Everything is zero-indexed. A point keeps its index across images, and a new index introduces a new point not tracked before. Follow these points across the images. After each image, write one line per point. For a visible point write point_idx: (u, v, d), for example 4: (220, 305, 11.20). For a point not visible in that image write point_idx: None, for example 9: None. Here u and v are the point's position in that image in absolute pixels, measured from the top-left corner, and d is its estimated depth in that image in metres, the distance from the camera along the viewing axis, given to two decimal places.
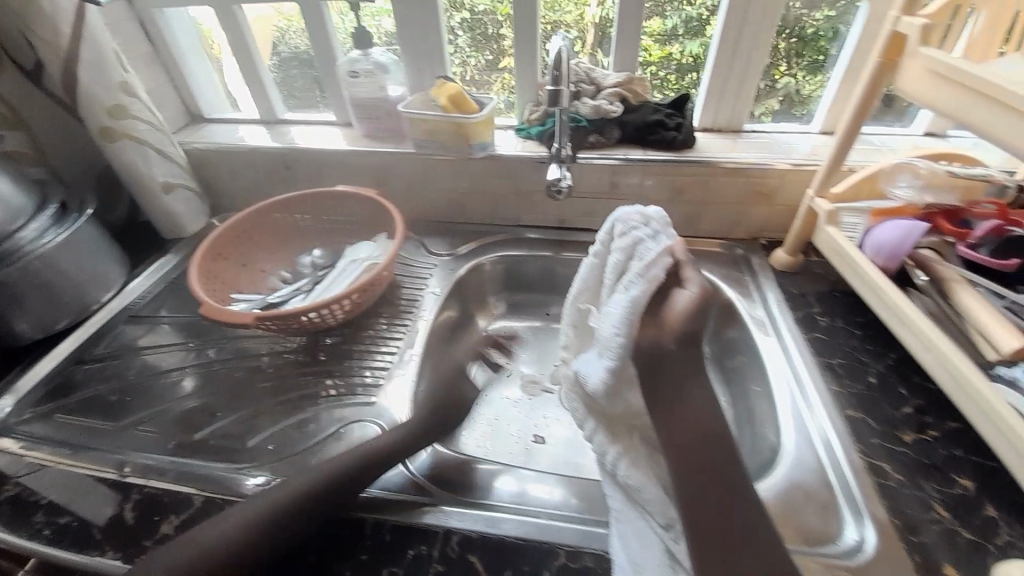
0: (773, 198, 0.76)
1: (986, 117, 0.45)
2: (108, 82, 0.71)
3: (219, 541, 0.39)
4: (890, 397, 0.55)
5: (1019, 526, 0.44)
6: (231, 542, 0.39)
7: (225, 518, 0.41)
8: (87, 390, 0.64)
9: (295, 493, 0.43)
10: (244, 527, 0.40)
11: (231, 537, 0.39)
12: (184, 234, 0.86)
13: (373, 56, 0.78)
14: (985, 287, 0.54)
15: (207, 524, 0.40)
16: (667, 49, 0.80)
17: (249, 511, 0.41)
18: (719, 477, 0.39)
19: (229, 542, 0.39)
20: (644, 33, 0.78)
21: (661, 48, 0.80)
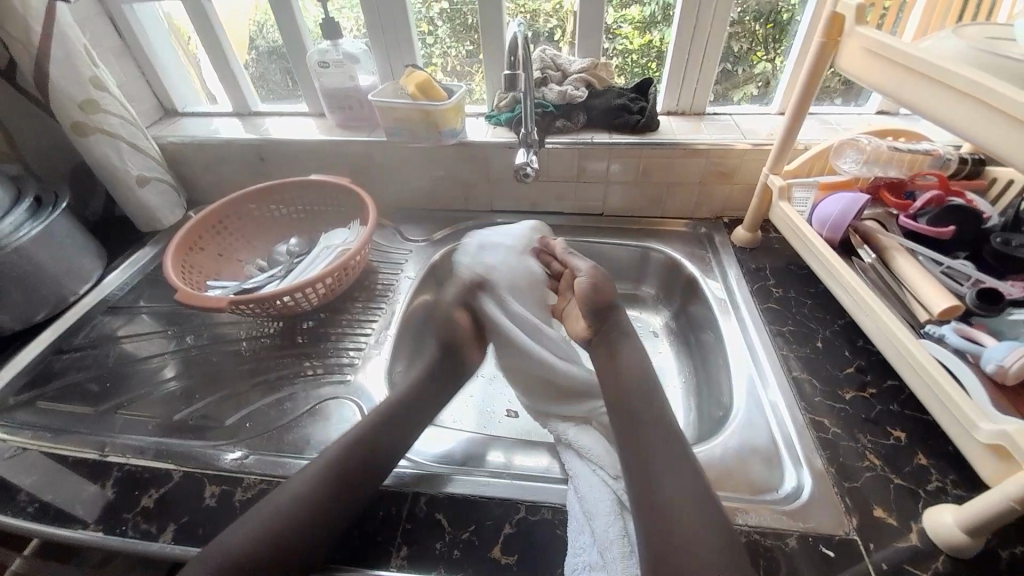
0: (733, 177, 0.79)
1: (915, 92, 0.48)
2: (80, 77, 0.72)
3: (255, 541, 0.40)
4: (834, 360, 0.60)
5: (949, 472, 0.48)
6: (266, 541, 0.40)
7: (251, 518, 0.41)
8: (65, 379, 0.66)
9: (330, 487, 0.44)
10: (271, 522, 0.41)
11: (261, 535, 0.40)
12: (161, 226, 0.87)
13: (343, 45, 0.78)
14: (924, 254, 0.58)
15: (245, 522, 0.41)
16: (649, 36, 0.82)
17: (284, 511, 0.42)
18: (652, 429, 0.48)
19: (258, 538, 0.39)
20: (623, 20, 0.80)
21: (642, 36, 0.82)
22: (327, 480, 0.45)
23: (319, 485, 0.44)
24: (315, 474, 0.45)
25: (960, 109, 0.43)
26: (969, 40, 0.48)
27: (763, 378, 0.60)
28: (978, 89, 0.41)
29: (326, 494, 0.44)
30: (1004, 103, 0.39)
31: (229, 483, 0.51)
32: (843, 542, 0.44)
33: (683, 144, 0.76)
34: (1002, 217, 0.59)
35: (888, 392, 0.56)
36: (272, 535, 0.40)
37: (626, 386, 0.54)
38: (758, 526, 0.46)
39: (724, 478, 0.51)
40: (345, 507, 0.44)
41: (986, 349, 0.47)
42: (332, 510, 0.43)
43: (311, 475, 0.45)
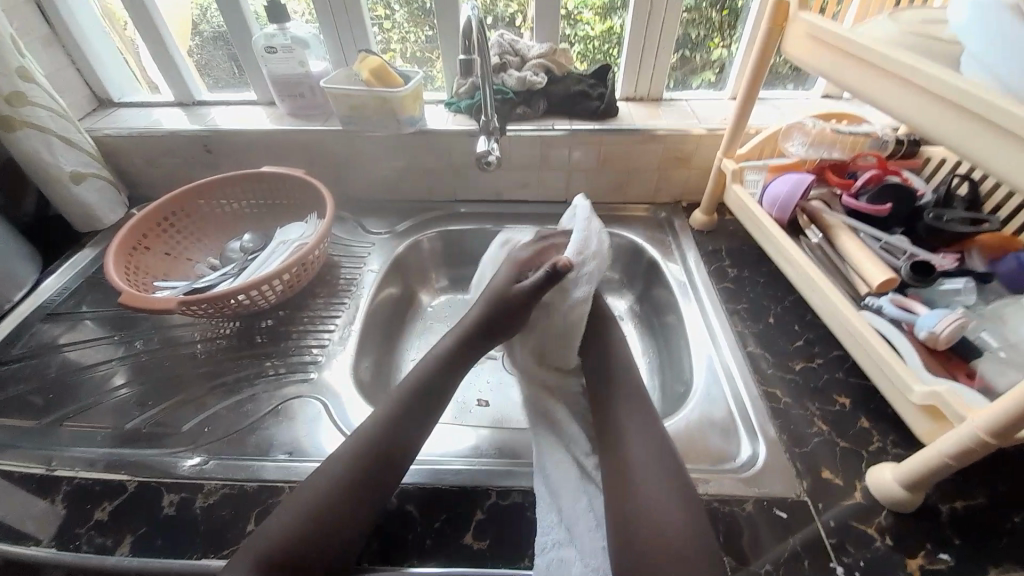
0: (690, 161, 0.81)
1: (853, 76, 0.50)
2: (6, 68, 0.66)
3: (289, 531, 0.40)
4: (785, 334, 0.63)
5: (888, 433, 0.52)
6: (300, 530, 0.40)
7: (283, 512, 0.41)
8: (4, 392, 0.61)
9: (349, 475, 0.44)
10: (307, 516, 0.41)
11: (298, 528, 0.40)
12: (102, 226, 0.82)
13: (291, 30, 0.75)
14: (864, 232, 0.61)
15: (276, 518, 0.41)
16: (610, 23, 0.82)
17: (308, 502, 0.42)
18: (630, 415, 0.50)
19: (295, 534, 0.40)
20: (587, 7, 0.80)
21: (604, 22, 0.82)
22: (362, 470, 0.44)
23: (353, 476, 0.44)
24: (349, 463, 0.44)
25: (895, 92, 0.45)
26: (902, 24, 0.50)
27: (721, 354, 0.63)
28: (911, 72, 0.43)
29: (361, 483, 0.43)
30: (936, 85, 0.41)
31: (188, 490, 0.50)
32: (795, 504, 0.47)
33: (642, 130, 0.78)
34: (934, 194, 0.63)
35: (834, 361, 0.60)
36: (308, 528, 0.40)
37: (616, 370, 0.56)
38: (717, 494, 0.48)
39: (687, 452, 0.53)
40: (376, 494, 0.44)
41: (920, 318, 0.50)
42: (367, 502, 0.43)
43: (343, 466, 0.44)
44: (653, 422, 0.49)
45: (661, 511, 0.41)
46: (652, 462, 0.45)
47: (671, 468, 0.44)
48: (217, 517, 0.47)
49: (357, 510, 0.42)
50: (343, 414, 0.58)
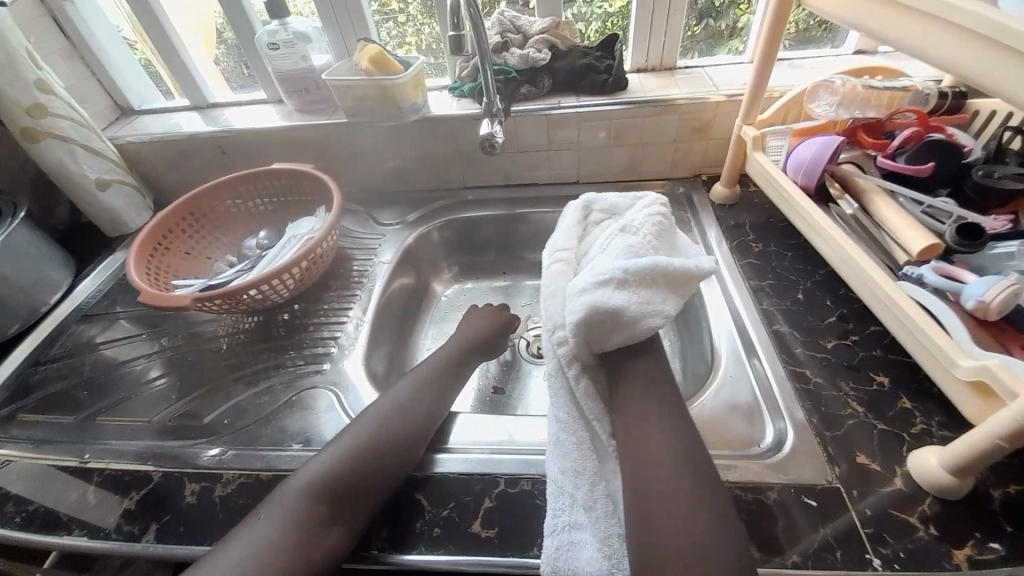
0: (708, 131, 0.76)
1: (882, 23, 0.45)
2: (24, 80, 0.69)
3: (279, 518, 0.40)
4: (814, 311, 0.59)
5: (933, 413, 0.48)
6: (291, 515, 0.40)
7: (280, 501, 0.42)
8: (46, 389, 0.65)
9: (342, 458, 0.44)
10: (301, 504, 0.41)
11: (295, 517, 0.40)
12: (130, 229, 0.85)
13: (292, 25, 0.76)
14: (903, 195, 0.56)
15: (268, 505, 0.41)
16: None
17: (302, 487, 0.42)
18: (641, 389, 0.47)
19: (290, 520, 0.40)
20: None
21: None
22: (359, 461, 0.45)
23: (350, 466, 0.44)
24: (344, 454, 0.45)
25: (932, 36, 0.41)
26: None
27: (744, 334, 0.59)
28: (948, 11, 0.38)
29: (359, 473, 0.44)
30: (977, 22, 0.36)
31: (208, 479, 0.51)
32: (825, 491, 0.44)
33: (654, 101, 0.74)
34: (984, 150, 0.57)
35: (870, 337, 0.55)
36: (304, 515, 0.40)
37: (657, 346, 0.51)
38: (740, 481, 0.45)
39: (710, 436, 0.50)
40: (376, 484, 0.44)
41: (967, 286, 0.45)
42: (365, 493, 0.43)
43: (339, 455, 0.45)
44: (667, 401, 0.46)
45: (681, 498, 0.38)
46: (673, 446, 0.42)
47: (692, 454, 0.42)
48: (235, 505, 0.49)
49: (355, 499, 0.43)
50: (356, 404, 0.58)
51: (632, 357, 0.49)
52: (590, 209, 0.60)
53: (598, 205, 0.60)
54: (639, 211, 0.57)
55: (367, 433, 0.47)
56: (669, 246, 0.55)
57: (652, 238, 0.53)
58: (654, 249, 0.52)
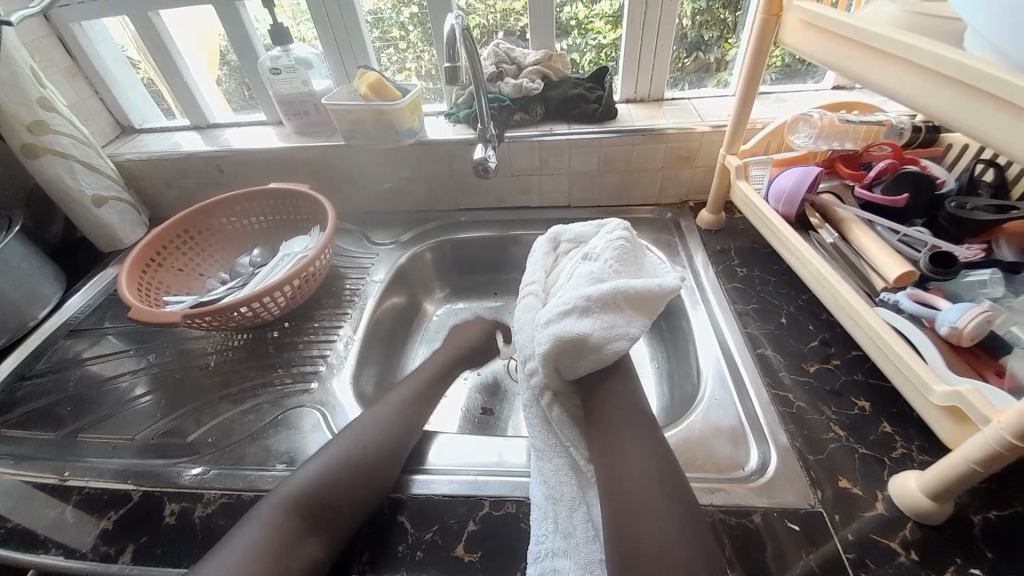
0: (694, 159, 0.79)
1: (852, 62, 0.48)
2: (27, 99, 0.70)
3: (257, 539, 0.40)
4: (798, 335, 0.60)
5: (913, 438, 0.48)
6: (269, 535, 0.40)
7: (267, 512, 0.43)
8: (28, 405, 0.64)
9: (321, 476, 0.45)
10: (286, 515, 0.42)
11: (281, 525, 0.41)
12: (123, 245, 0.86)
13: (294, 51, 0.78)
14: (880, 225, 0.58)
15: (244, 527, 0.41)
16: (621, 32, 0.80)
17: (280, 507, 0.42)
18: (614, 411, 0.48)
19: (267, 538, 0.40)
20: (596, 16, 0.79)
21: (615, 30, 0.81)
22: (344, 470, 0.46)
23: (335, 476, 0.45)
24: (328, 466, 0.46)
25: (899, 76, 0.43)
26: (904, 4, 0.48)
27: (730, 358, 0.60)
28: (914, 53, 0.40)
29: (344, 484, 0.45)
30: (941, 64, 0.38)
31: (189, 499, 0.51)
32: (808, 515, 0.44)
33: (642, 130, 0.76)
34: (956, 182, 0.60)
35: (852, 362, 0.56)
36: (291, 526, 0.41)
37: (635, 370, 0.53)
38: (724, 505, 0.45)
39: (696, 459, 0.51)
40: (359, 493, 0.45)
41: (940, 312, 0.47)
42: (348, 504, 0.44)
43: (325, 467, 0.46)
44: (643, 417, 0.47)
45: (665, 516, 0.39)
46: (653, 462, 0.43)
47: (667, 468, 0.43)
48: (215, 526, 0.48)
49: (338, 506, 0.44)
50: (342, 423, 0.58)
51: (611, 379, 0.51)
52: (557, 242, 0.65)
53: (565, 235, 0.65)
54: (601, 236, 0.61)
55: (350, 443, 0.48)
56: (635, 265, 0.58)
57: (613, 261, 0.56)
58: (616, 271, 0.55)
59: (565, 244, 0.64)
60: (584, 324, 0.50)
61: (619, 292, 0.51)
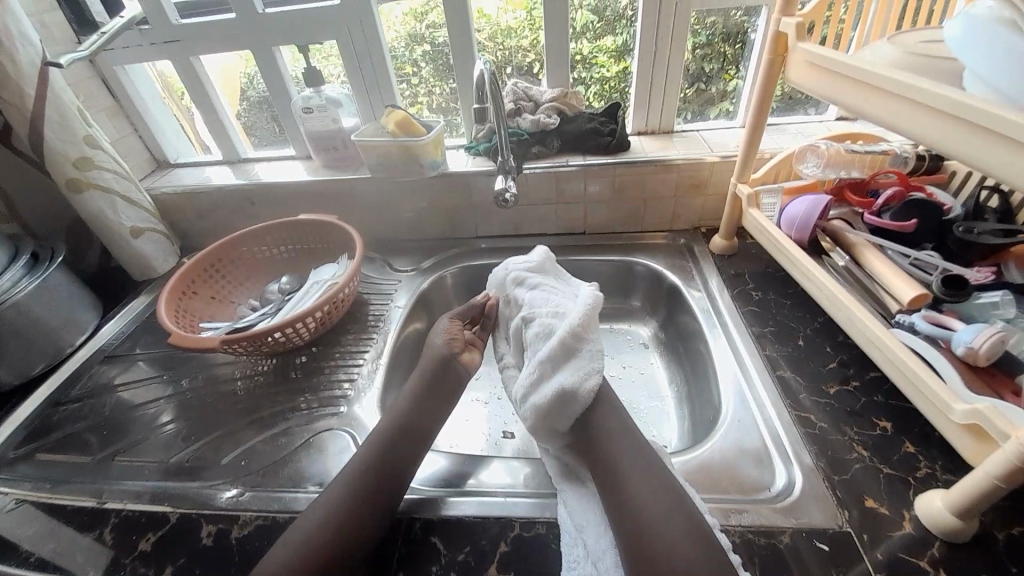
0: (705, 187, 0.82)
1: (854, 98, 0.51)
2: (75, 137, 0.75)
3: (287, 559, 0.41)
4: (816, 357, 0.61)
5: (937, 458, 0.49)
6: (300, 551, 0.42)
7: (279, 551, 0.42)
8: (64, 430, 0.66)
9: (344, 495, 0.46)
10: (300, 552, 0.42)
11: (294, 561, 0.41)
12: (156, 274, 0.89)
13: (325, 92, 0.84)
14: (891, 249, 0.60)
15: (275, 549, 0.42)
16: (626, 63, 0.85)
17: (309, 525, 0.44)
18: (621, 436, 0.50)
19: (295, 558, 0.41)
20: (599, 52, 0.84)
21: (618, 63, 0.86)
22: (357, 500, 0.46)
23: (347, 507, 0.45)
24: (339, 498, 0.46)
25: (900, 111, 0.46)
26: (902, 46, 0.51)
27: (750, 380, 0.61)
28: (914, 91, 0.43)
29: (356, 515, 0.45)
30: (940, 102, 0.41)
31: (225, 521, 0.52)
32: (837, 536, 0.44)
33: (655, 161, 0.80)
34: (962, 208, 0.62)
35: (871, 383, 0.57)
36: (304, 561, 0.41)
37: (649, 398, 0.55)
38: (752, 525, 0.46)
39: (721, 481, 0.51)
40: (371, 524, 0.45)
41: (955, 332, 0.48)
42: (361, 534, 0.44)
43: (338, 499, 0.46)
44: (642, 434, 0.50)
45: (680, 546, 0.40)
46: (661, 491, 0.44)
47: (677, 499, 0.44)
48: (251, 548, 0.49)
49: (352, 536, 0.44)
50: None
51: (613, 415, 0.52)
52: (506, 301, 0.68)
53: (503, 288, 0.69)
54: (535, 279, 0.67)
55: (360, 472, 0.48)
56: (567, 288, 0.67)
57: (551, 302, 0.62)
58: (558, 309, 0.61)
59: (507, 294, 0.68)
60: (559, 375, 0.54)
61: (573, 338, 0.56)
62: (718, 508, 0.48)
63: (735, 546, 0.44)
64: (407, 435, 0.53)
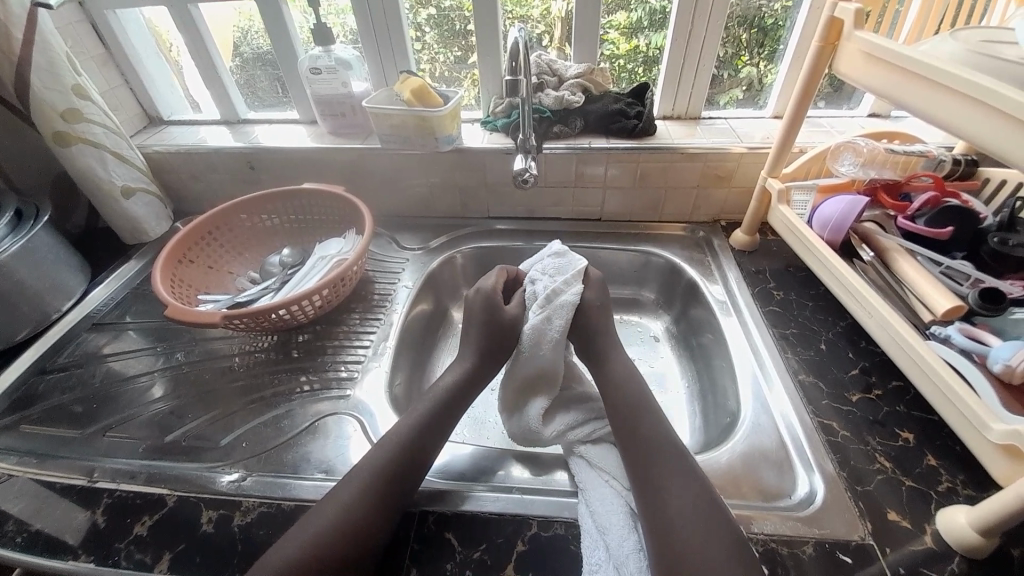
0: (731, 179, 0.79)
1: (905, 91, 0.48)
2: (62, 85, 0.68)
3: (297, 551, 0.39)
4: (839, 362, 0.60)
5: (957, 472, 0.49)
6: (313, 545, 0.40)
7: (293, 540, 0.40)
8: (50, 400, 0.63)
9: (365, 484, 0.44)
10: (317, 540, 0.40)
11: (307, 549, 0.40)
12: (148, 238, 0.85)
13: (335, 52, 0.78)
14: (923, 256, 0.58)
15: (284, 543, 0.40)
16: (635, 42, 0.82)
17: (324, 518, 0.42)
18: (651, 439, 0.49)
19: (305, 554, 0.39)
20: (610, 27, 0.80)
21: (627, 41, 0.82)
22: (371, 488, 0.44)
23: (367, 495, 0.44)
24: (357, 485, 0.45)
25: (958, 111, 0.43)
26: (965, 42, 0.48)
27: (768, 380, 0.60)
28: (976, 89, 0.40)
29: (372, 503, 0.44)
30: (1003, 104, 0.38)
31: (227, 507, 0.50)
32: (860, 548, 0.44)
33: (682, 148, 0.76)
34: (997, 218, 0.59)
35: (893, 393, 0.57)
36: (313, 551, 0.39)
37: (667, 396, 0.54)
38: (776, 534, 0.45)
39: (741, 486, 0.51)
40: (388, 513, 0.44)
41: (993, 349, 0.47)
42: (378, 524, 0.43)
43: (357, 487, 0.44)
44: (669, 437, 0.49)
45: (707, 551, 0.39)
46: (689, 494, 0.43)
47: (705, 502, 0.42)
48: (255, 537, 0.47)
49: (366, 523, 0.42)
50: (379, 429, 0.57)
51: (637, 416, 0.51)
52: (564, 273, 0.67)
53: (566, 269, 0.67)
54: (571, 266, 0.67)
55: (375, 458, 0.47)
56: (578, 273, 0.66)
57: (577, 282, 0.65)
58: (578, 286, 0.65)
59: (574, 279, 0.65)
60: (542, 383, 0.61)
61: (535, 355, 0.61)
62: (739, 513, 0.47)
63: (759, 555, 0.44)
64: (426, 421, 0.52)
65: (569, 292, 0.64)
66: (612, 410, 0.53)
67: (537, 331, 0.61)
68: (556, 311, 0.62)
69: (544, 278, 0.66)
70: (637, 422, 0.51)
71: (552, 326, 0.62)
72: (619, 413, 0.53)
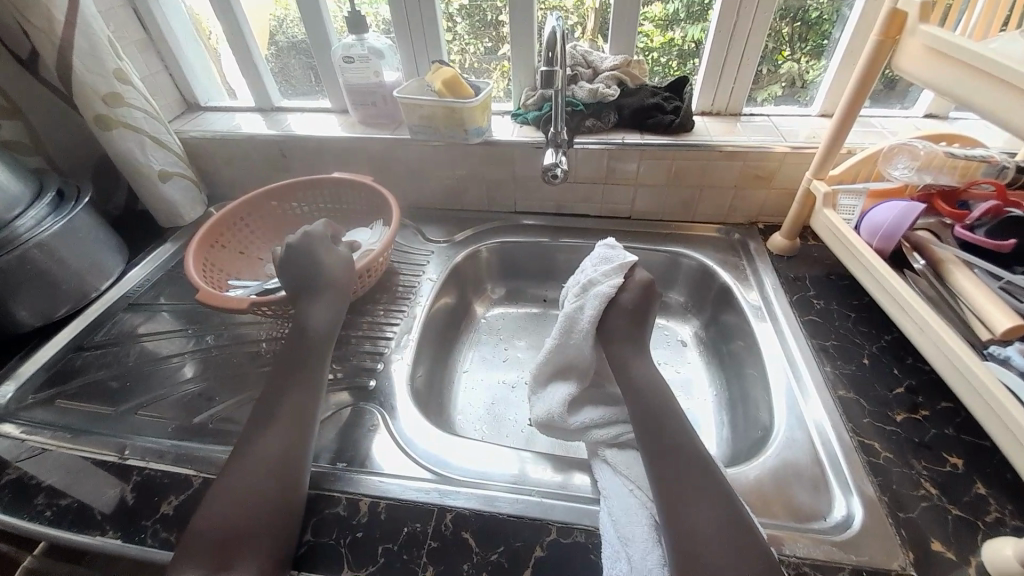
0: (772, 180, 0.75)
1: (972, 91, 0.44)
2: (104, 70, 0.70)
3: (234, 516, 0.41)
4: (882, 379, 0.57)
5: (1007, 502, 0.45)
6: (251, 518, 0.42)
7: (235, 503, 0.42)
8: (87, 376, 0.65)
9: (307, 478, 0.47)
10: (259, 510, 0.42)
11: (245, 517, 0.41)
12: (183, 222, 0.87)
13: (369, 40, 0.77)
14: (982, 268, 0.54)
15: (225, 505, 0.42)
16: (669, 35, 0.79)
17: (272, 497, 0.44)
18: (678, 450, 0.46)
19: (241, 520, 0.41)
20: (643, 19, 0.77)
21: (662, 34, 0.79)
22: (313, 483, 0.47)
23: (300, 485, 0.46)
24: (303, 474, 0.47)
25: None
26: None
27: (805, 393, 0.57)
28: None
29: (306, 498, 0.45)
30: None
31: None
32: None
33: (720, 146, 0.73)
34: None
35: (941, 414, 0.53)
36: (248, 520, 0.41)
37: None
38: (808, 558, 0.43)
39: (771, 503, 0.48)
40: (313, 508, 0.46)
41: None
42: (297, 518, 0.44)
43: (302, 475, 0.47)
44: (696, 450, 0.46)
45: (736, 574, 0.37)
46: (713, 513, 0.41)
47: (733, 522, 0.40)
48: None
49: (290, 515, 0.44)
50: (399, 424, 0.57)
51: (665, 422, 0.49)
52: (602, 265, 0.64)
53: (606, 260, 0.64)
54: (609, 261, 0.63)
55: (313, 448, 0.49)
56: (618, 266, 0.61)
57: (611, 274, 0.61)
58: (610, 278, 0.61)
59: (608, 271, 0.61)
60: (560, 385, 0.61)
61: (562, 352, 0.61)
62: (769, 533, 0.45)
63: None
64: None
65: (606, 283, 0.60)
66: (638, 415, 0.51)
67: (570, 318, 0.61)
68: (588, 301, 0.61)
69: (588, 269, 0.65)
70: (664, 431, 0.48)
71: (584, 314, 0.60)
72: (644, 419, 0.50)
